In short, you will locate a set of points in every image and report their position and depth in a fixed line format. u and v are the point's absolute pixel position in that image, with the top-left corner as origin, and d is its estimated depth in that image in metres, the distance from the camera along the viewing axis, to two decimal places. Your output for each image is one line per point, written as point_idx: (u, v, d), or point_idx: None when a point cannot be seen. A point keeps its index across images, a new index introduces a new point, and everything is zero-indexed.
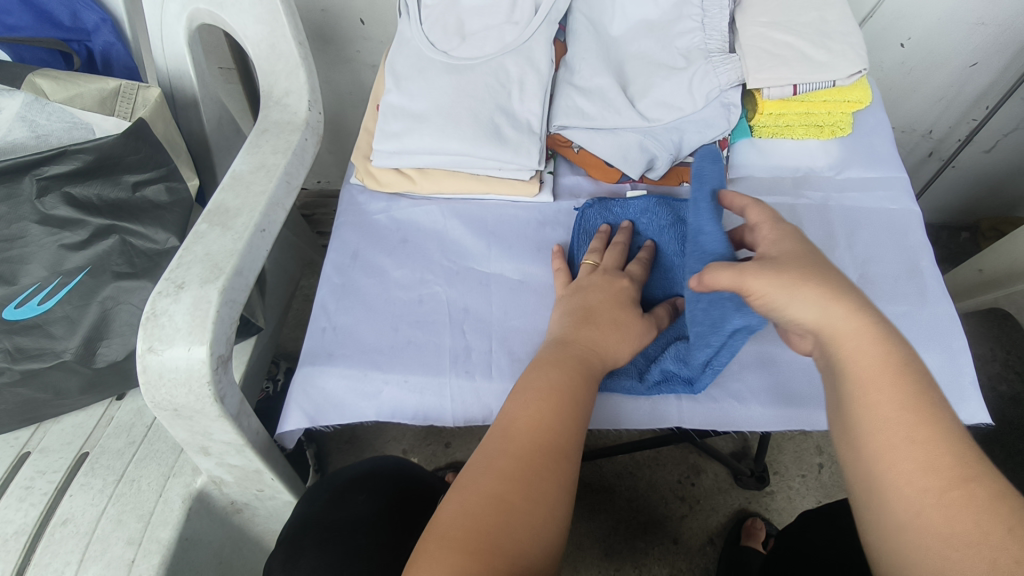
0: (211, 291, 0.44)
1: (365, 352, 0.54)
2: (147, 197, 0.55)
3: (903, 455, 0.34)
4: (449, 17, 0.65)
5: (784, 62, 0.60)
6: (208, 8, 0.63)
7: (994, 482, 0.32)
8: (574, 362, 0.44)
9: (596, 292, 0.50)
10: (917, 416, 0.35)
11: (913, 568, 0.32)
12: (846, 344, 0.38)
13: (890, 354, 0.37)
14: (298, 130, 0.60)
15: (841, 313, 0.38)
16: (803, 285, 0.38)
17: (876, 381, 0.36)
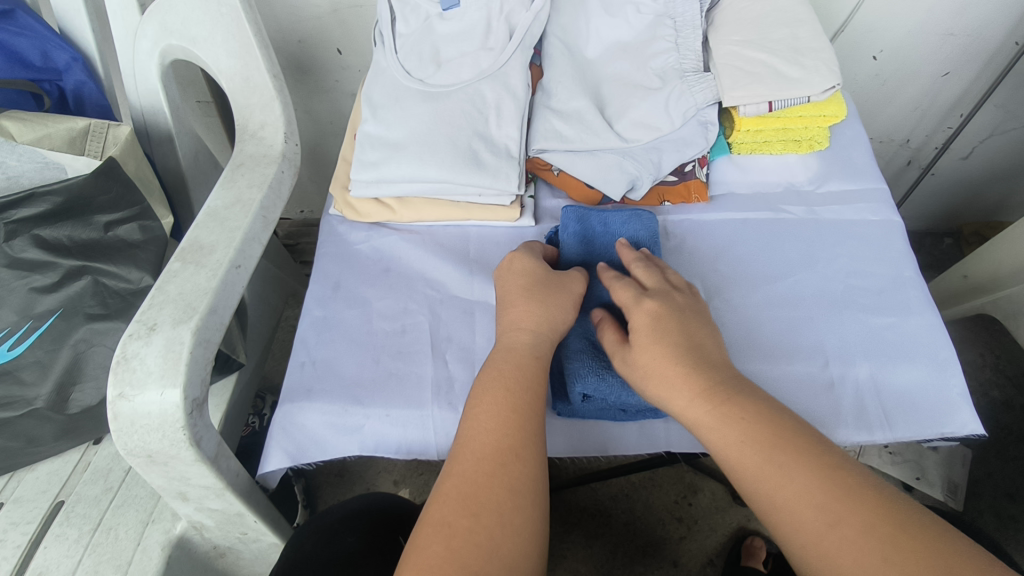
0: (184, 332, 0.43)
1: (345, 387, 0.52)
2: (120, 237, 0.54)
3: (780, 521, 0.35)
4: (424, 45, 0.65)
5: (758, 79, 0.60)
6: (180, 43, 0.62)
7: (861, 517, 0.33)
8: (519, 357, 0.44)
9: (503, 275, 0.51)
10: (776, 476, 0.36)
11: None
12: (702, 430, 0.40)
13: (736, 428, 0.38)
14: (274, 163, 0.59)
15: (684, 403, 0.40)
16: (652, 381, 0.42)
17: (734, 464, 0.38)
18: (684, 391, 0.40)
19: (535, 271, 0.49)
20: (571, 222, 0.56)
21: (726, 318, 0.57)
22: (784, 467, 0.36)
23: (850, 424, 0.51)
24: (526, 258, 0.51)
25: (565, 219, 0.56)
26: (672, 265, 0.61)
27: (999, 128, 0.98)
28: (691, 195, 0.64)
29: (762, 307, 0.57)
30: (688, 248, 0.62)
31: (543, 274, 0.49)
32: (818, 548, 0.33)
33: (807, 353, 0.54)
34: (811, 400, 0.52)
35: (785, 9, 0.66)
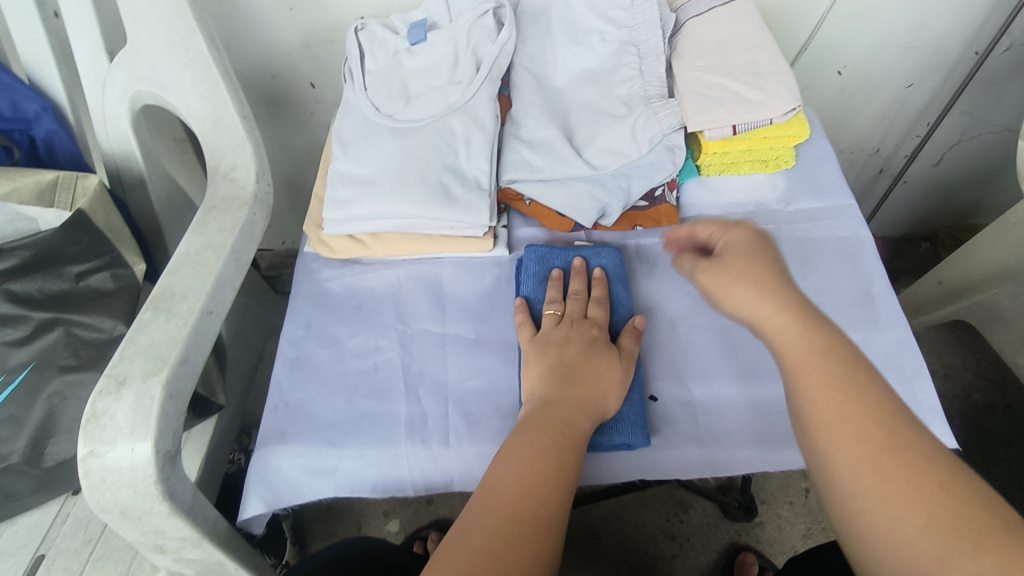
0: (155, 386, 0.43)
1: (320, 428, 0.53)
2: (92, 286, 0.54)
3: (830, 428, 0.37)
4: (393, 81, 0.66)
5: (720, 103, 0.61)
6: (149, 88, 0.62)
7: (916, 447, 0.35)
8: (559, 427, 0.46)
9: (573, 345, 0.52)
10: (843, 388, 0.38)
11: (863, 534, 0.34)
12: (781, 338, 0.43)
13: (817, 343, 0.41)
14: (246, 205, 0.60)
15: (770, 311, 0.44)
16: (738, 287, 0.46)
17: (805, 368, 0.40)
18: (776, 300, 0.44)
19: (594, 344, 0.52)
20: (532, 263, 0.60)
21: (695, 343, 0.58)
22: (853, 382, 0.38)
23: None
24: (602, 340, 0.53)
25: (526, 259, 0.61)
26: (644, 291, 0.62)
27: (966, 134, 0.99)
28: (661, 219, 0.65)
29: (733, 329, 0.58)
30: (660, 273, 0.63)
31: (617, 360, 0.52)
32: (862, 450, 0.35)
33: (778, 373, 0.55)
34: (782, 421, 0.53)
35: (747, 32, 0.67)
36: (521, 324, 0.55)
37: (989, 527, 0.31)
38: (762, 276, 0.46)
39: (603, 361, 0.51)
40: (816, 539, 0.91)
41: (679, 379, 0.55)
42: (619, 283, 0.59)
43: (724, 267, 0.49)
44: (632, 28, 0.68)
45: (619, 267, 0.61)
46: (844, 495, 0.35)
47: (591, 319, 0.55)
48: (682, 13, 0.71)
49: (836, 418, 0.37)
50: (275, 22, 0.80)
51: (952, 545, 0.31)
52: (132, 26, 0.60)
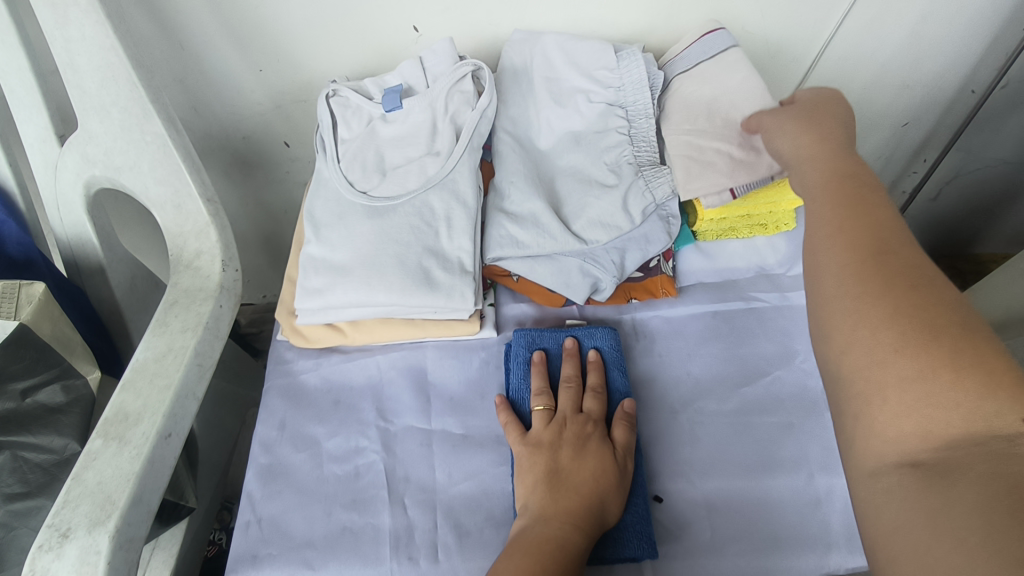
0: (102, 538, 0.38)
1: (295, 548, 0.48)
2: (40, 402, 0.49)
3: (833, 237, 0.44)
4: (367, 152, 0.62)
5: (714, 167, 0.58)
6: (104, 173, 0.58)
7: (908, 262, 0.40)
8: (548, 547, 0.42)
9: (567, 447, 0.48)
10: (847, 208, 0.45)
11: (836, 327, 0.41)
12: (802, 168, 0.51)
13: (838, 175, 0.48)
14: (211, 298, 0.55)
15: (798, 144, 0.52)
16: (791, 122, 0.53)
17: (820, 194, 0.47)
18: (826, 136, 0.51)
19: (591, 444, 0.48)
20: (521, 349, 0.55)
21: (702, 433, 0.53)
22: (861, 209, 0.44)
23: (843, 547, 0.47)
24: (598, 435, 0.48)
25: (515, 345, 0.56)
26: (643, 373, 0.57)
27: (962, 169, 0.96)
28: (658, 290, 0.61)
29: (741, 414, 0.54)
30: (658, 351, 0.59)
31: (615, 458, 0.47)
32: (854, 264, 0.41)
33: (792, 464, 0.51)
34: (798, 521, 0.49)
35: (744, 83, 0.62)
36: (505, 425, 0.51)
37: (954, 340, 0.35)
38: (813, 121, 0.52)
39: (600, 466, 0.46)
40: None
41: (685, 474, 0.51)
42: (616, 369, 0.54)
43: (788, 112, 0.54)
44: (619, 89, 0.65)
45: (616, 349, 0.55)
46: (833, 305, 0.41)
47: (585, 410, 0.51)
48: (667, 69, 0.67)
49: (844, 238, 0.43)
50: (244, 84, 0.75)
51: (914, 349, 0.36)
52: (82, 111, 0.56)
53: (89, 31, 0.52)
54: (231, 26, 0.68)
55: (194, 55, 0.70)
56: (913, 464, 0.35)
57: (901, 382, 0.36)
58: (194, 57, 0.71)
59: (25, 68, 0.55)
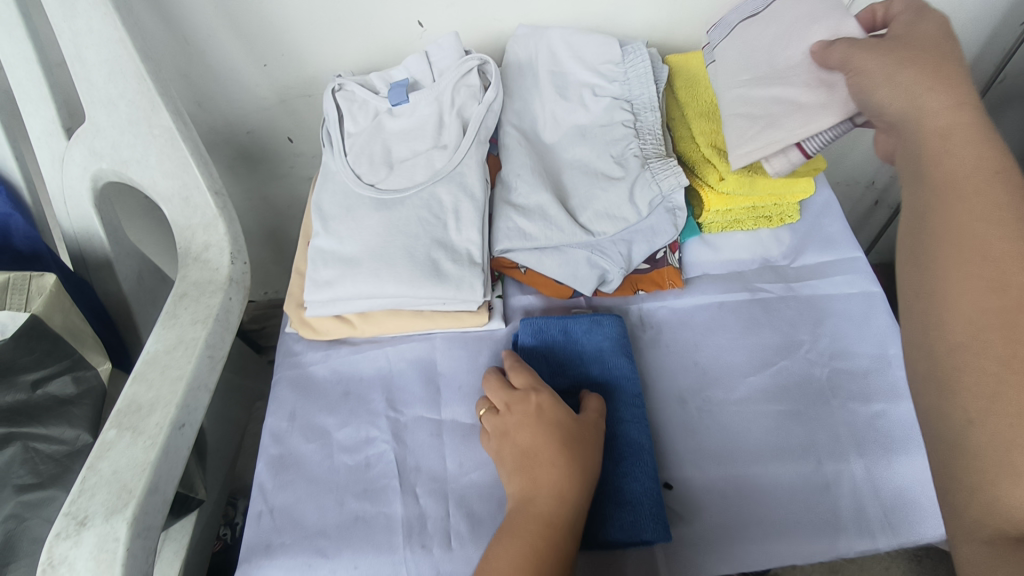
0: (119, 525, 0.38)
1: (309, 537, 0.48)
2: (51, 394, 0.49)
3: (981, 267, 0.34)
4: (374, 145, 0.63)
5: (772, 121, 0.52)
6: (112, 166, 0.58)
7: None
8: (536, 526, 0.42)
9: (522, 426, 0.47)
10: (1000, 222, 0.34)
11: (965, 379, 0.33)
12: (927, 148, 0.39)
13: (982, 169, 0.36)
14: (220, 290, 0.55)
15: (929, 107, 0.40)
16: (913, 76, 0.41)
17: (958, 193, 0.36)
18: (950, 105, 0.39)
19: (542, 413, 0.47)
20: (528, 334, 0.56)
21: (711, 422, 0.54)
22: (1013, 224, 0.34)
23: (853, 532, 0.48)
24: (550, 402, 0.48)
25: (523, 330, 0.57)
26: (651, 363, 0.58)
27: None
28: (664, 282, 0.62)
29: (749, 403, 0.55)
30: (665, 341, 0.59)
31: (577, 421, 0.47)
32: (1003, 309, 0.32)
33: (800, 451, 0.52)
34: (808, 505, 0.49)
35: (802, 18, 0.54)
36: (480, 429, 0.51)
37: None
38: (931, 83, 0.40)
39: (557, 433, 0.46)
40: None
41: (695, 462, 0.52)
42: (611, 355, 0.54)
43: (889, 57, 0.43)
44: (625, 83, 0.66)
45: (613, 335, 0.56)
46: (968, 352, 0.33)
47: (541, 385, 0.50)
48: (708, 45, 0.63)
49: (993, 267, 0.33)
50: (249, 78, 0.75)
51: None
52: (90, 104, 0.56)
53: (96, 23, 0.52)
54: (236, 20, 0.68)
55: (199, 49, 0.70)
56: (1015, 539, 0.29)
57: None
58: (198, 51, 0.70)
59: (33, 62, 0.55)
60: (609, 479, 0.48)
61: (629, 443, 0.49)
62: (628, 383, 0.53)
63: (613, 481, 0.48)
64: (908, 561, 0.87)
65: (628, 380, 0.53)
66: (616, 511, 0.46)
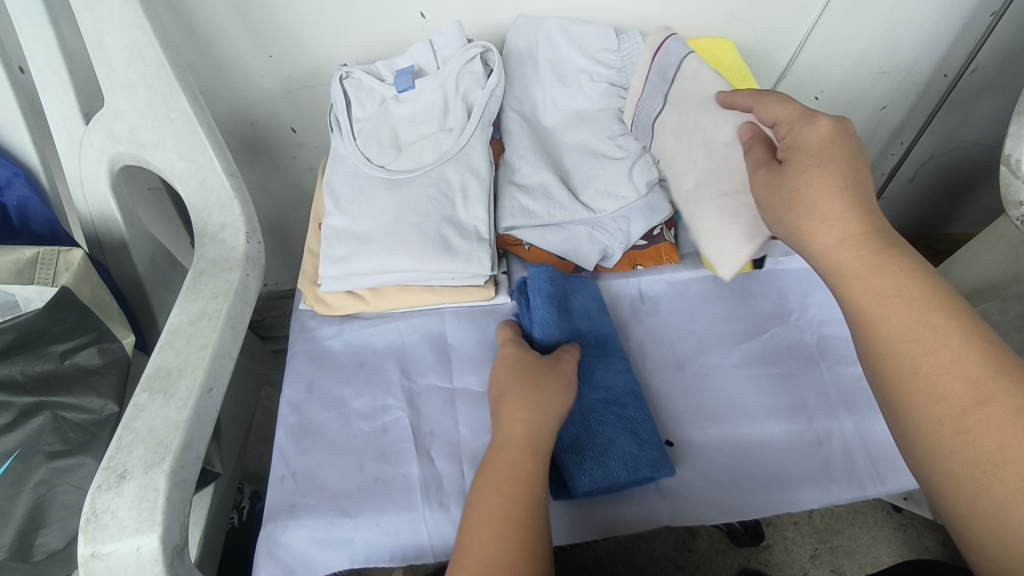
0: (158, 477, 0.40)
1: (331, 498, 0.51)
2: (78, 364, 0.51)
3: (917, 384, 0.37)
4: (383, 130, 0.65)
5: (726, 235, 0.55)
6: (130, 150, 0.60)
7: (1014, 399, 0.34)
8: (509, 454, 0.44)
9: (502, 370, 0.52)
10: (923, 336, 0.37)
11: (949, 488, 0.35)
12: (844, 274, 0.42)
13: (894, 286, 0.39)
14: (238, 267, 0.57)
15: (826, 238, 0.42)
16: (798, 207, 0.43)
17: (885, 317, 0.39)
18: (837, 232, 0.42)
19: (517, 356, 0.52)
20: (541, 284, 0.57)
21: (708, 385, 0.57)
22: (936, 340, 0.37)
23: (843, 481, 0.51)
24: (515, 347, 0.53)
25: (535, 281, 0.58)
26: (651, 333, 0.61)
27: (937, 151, 1.00)
28: (661, 257, 0.65)
29: (743, 367, 0.58)
30: (663, 312, 0.63)
31: (537, 354, 0.52)
32: (949, 419, 0.35)
33: (793, 410, 0.55)
34: (802, 459, 0.52)
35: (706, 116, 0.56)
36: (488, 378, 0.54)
37: None
38: (822, 214, 0.42)
39: (527, 366, 0.50)
40: (824, 560, 0.88)
41: (696, 422, 0.55)
42: (598, 313, 0.60)
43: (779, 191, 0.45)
44: (621, 69, 0.68)
45: (598, 299, 0.61)
46: (939, 462, 0.36)
47: (513, 337, 0.55)
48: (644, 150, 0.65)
49: (929, 382, 0.36)
50: (255, 70, 0.77)
51: None
52: (109, 89, 0.58)
53: (118, 11, 0.54)
54: (243, 12, 0.70)
55: (207, 40, 0.72)
56: None
57: None
58: (205, 41, 0.72)
59: (54, 49, 0.57)
60: (625, 422, 0.51)
61: (629, 390, 0.53)
62: (614, 339, 0.58)
63: (627, 424, 0.50)
64: (895, 530, 0.90)
65: (612, 334, 0.58)
66: (638, 448, 0.49)
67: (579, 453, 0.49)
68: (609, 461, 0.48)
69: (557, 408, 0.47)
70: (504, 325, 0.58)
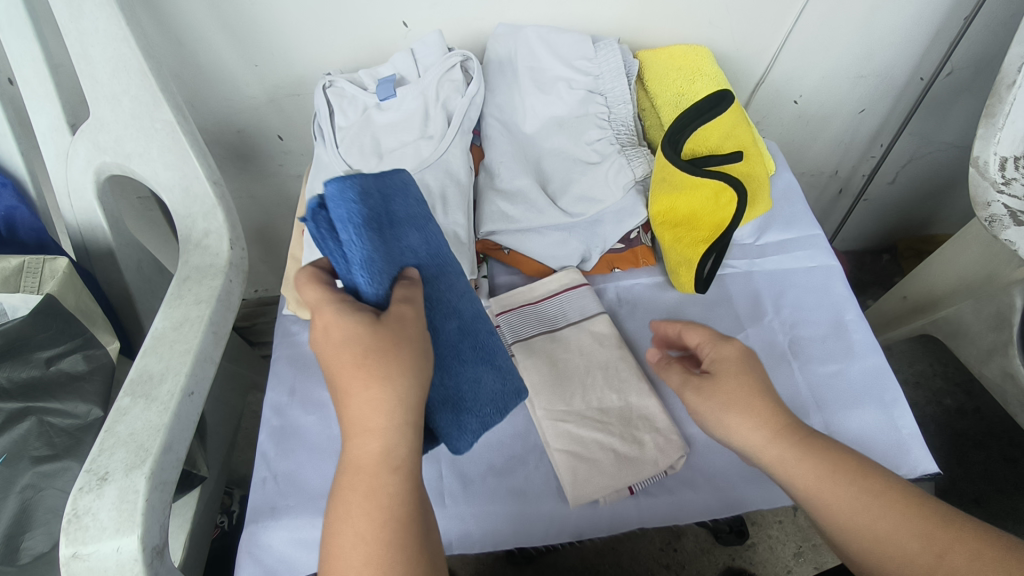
0: (138, 479, 0.41)
1: (311, 499, 0.52)
2: (63, 370, 0.52)
3: (881, 555, 0.38)
4: (364, 137, 0.66)
5: (598, 466, 0.51)
6: (115, 160, 0.61)
7: (964, 543, 0.37)
8: (364, 480, 0.36)
9: (331, 336, 0.37)
10: (867, 507, 0.39)
11: None
12: (783, 471, 0.42)
13: (826, 468, 0.41)
14: (221, 274, 0.59)
15: (762, 438, 0.43)
16: (731, 410, 0.44)
17: (829, 502, 0.40)
18: (764, 435, 0.43)
19: (352, 329, 0.37)
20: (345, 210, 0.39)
21: None
22: (881, 513, 0.39)
23: None
24: (339, 321, 0.38)
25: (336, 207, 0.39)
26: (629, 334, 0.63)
27: (916, 153, 1.02)
28: (638, 260, 0.67)
29: None
30: (640, 314, 0.65)
31: (369, 322, 0.37)
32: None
33: None
34: None
35: (603, 356, 0.58)
36: (313, 335, 0.40)
37: None
38: (750, 413, 0.43)
39: (364, 333, 0.37)
40: (807, 557, 0.89)
41: None
42: (424, 223, 0.45)
43: (717, 401, 0.45)
44: (598, 76, 0.70)
45: (420, 199, 0.46)
46: None
47: (327, 298, 0.39)
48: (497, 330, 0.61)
49: (890, 549, 0.38)
50: (240, 78, 0.78)
51: None
52: (94, 100, 0.59)
53: (102, 24, 0.55)
54: (229, 22, 0.72)
55: (192, 49, 0.73)
56: None
57: None
58: (191, 51, 0.73)
59: (39, 61, 0.58)
60: (482, 355, 0.45)
61: (478, 313, 0.46)
62: (448, 254, 0.46)
63: (482, 357, 0.45)
64: None
65: (446, 250, 0.46)
66: (504, 385, 0.45)
67: (456, 408, 0.43)
68: (476, 411, 0.43)
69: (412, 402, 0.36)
70: (302, 281, 0.41)
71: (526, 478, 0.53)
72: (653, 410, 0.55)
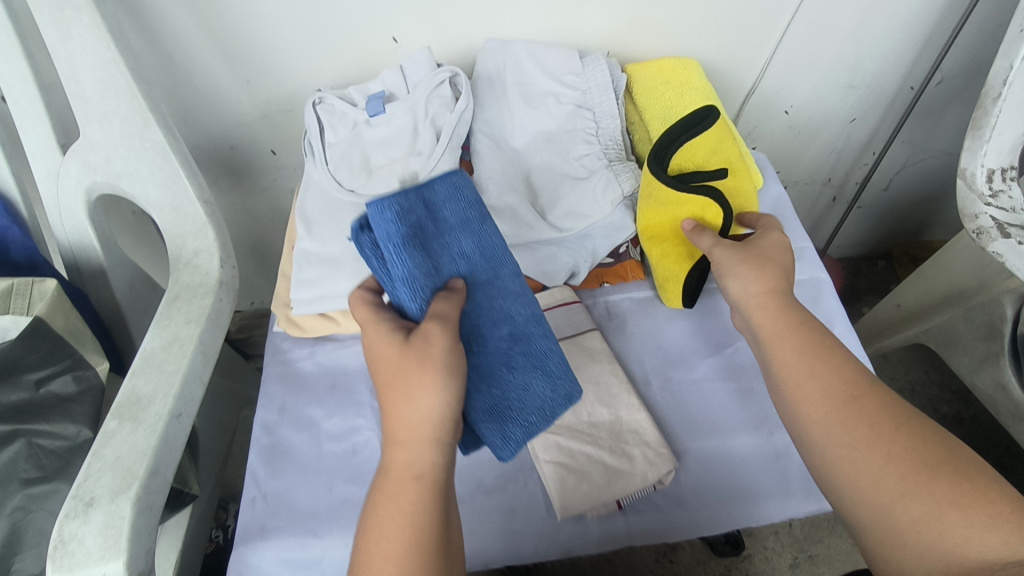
0: (124, 504, 0.42)
1: (300, 519, 0.52)
2: (53, 391, 0.52)
3: (807, 390, 0.47)
4: (353, 154, 0.66)
5: (586, 477, 0.51)
6: (106, 180, 0.61)
7: (880, 398, 0.45)
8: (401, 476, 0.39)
9: (379, 352, 0.43)
10: (813, 355, 0.48)
11: (843, 479, 0.43)
12: (756, 315, 0.52)
13: (790, 321, 0.51)
14: (211, 292, 0.59)
15: (740, 287, 0.54)
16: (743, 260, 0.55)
17: (781, 343, 0.50)
18: (757, 286, 0.53)
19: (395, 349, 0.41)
20: (383, 229, 0.42)
21: (671, 400, 0.58)
22: (826, 359, 0.48)
23: (800, 495, 0.53)
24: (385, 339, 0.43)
25: (378, 224, 0.42)
26: (619, 349, 0.63)
27: (910, 159, 1.02)
28: (627, 274, 0.68)
29: (705, 382, 0.59)
30: (630, 329, 0.64)
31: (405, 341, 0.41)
32: (836, 411, 0.45)
33: (753, 423, 0.56)
34: (761, 473, 0.54)
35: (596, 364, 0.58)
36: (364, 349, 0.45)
37: (950, 474, 0.40)
38: (755, 270, 0.54)
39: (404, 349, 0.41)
40: (804, 568, 0.89)
41: None
42: (475, 224, 0.46)
43: (735, 252, 0.56)
44: (586, 91, 0.70)
45: (475, 201, 0.46)
46: (838, 450, 0.44)
47: (377, 318, 0.44)
48: None
49: (817, 384, 0.47)
50: (232, 95, 0.79)
51: (918, 483, 0.40)
52: (84, 120, 0.59)
53: (91, 45, 0.56)
54: (221, 40, 0.72)
55: (183, 67, 0.74)
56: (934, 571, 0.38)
57: (916, 516, 0.39)
58: (183, 68, 0.74)
59: (29, 82, 0.59)
60: (533, 360, 0.47)
61: (531, 316, 0.47)
62: (503, 253, 0.47)
63: (530, 364, 0.46)
64: None
65: (502, 251, 0.47)
66: (552, 392, 0.46)
67: (501, 417, 0.45)
68: (523, 418, 0.45)
69: (432, 417, 0.40)
70: (355, 304, 0.46)
71: (514, 497, 0.53)
72: (641, 425, 0.55)
